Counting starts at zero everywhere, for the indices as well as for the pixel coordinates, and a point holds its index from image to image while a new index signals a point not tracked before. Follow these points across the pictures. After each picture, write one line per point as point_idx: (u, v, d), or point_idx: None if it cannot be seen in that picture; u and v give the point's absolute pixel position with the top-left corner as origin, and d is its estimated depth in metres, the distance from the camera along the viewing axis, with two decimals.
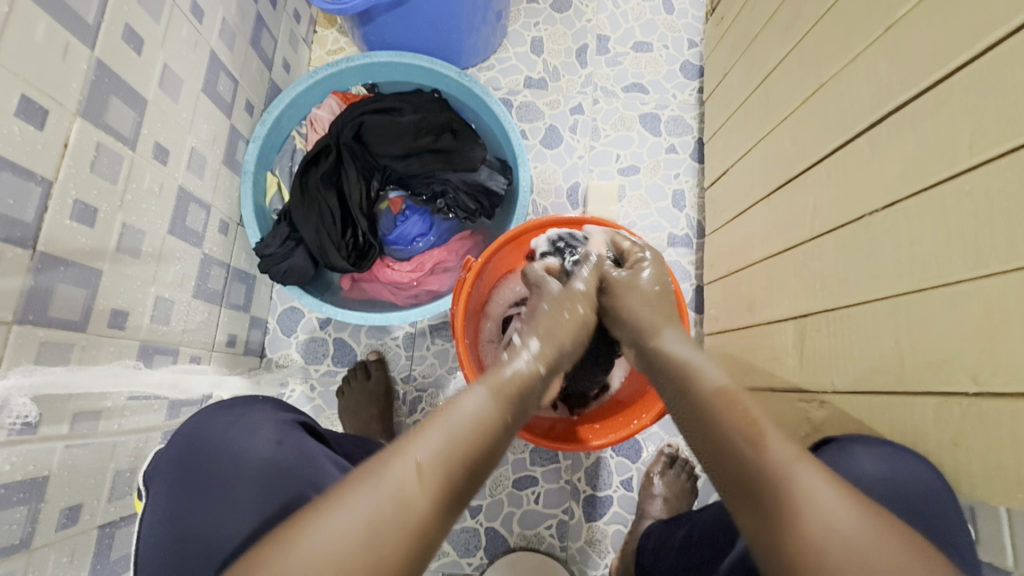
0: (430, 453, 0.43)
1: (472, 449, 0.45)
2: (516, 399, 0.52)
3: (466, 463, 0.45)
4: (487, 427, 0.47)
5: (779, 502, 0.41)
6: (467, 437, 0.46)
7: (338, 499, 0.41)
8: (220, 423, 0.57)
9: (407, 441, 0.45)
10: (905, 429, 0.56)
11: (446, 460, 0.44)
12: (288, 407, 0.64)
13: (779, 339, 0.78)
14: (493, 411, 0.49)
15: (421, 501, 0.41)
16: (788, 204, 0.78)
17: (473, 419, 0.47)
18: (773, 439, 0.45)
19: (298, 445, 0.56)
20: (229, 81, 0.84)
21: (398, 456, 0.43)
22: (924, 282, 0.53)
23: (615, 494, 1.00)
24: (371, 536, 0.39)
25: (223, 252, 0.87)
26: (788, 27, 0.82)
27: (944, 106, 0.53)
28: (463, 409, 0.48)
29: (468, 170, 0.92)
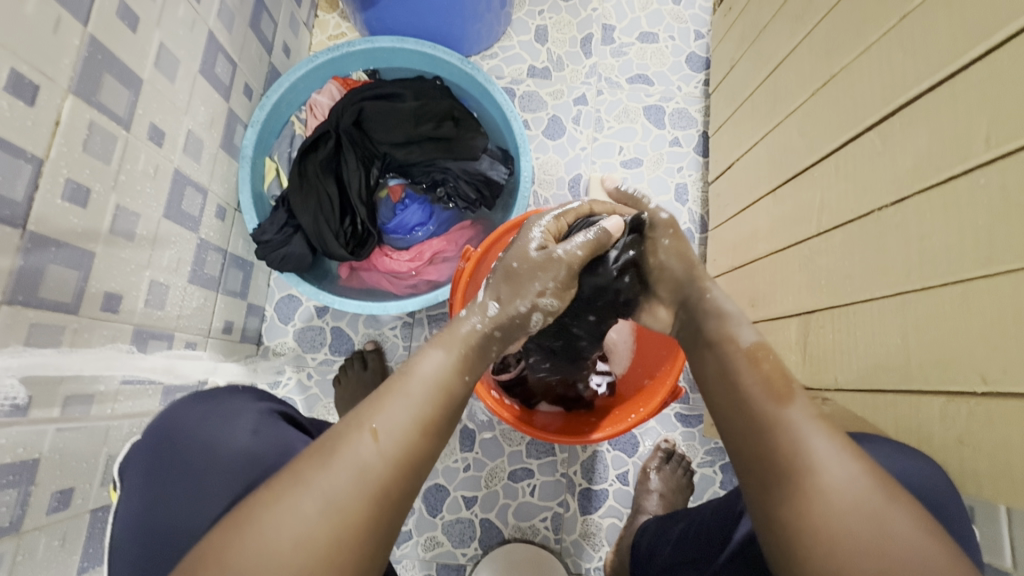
0: (388, 421, 0.43)
1: (432, 416, 0.46)
2: (475, 357, 0.52)
3: (425, 427, 0.45)
4: (446, 389, 0.48)
5: (790, 464, 0.41)
6: (424, 403, 0.46)
7: (294, 478, 0.39)
8: (192, 413, 0.57)
9: (363, 411, 0.44)
10: (909, 429, 0.55)
11: (405, 427, 0.43)
12: (265, 395, 0.63)
13: (782, 336, 0.77)
14: (452, 376, 0.49)
15: (382, 469, 0.41)
16: (794, 199, 0.77)
17: (431, 382, 0.47)
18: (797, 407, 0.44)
19: (276, 434, 0.56)
20: (227, 64, 0.83)
21: (354, 426, 0.42)
22: (932, 280, 0.52)
23: (610, 488, 1.00)
24: (333, 512, 0.38)
25: (220, 238, 0.86)
26: (799, 17, 0.80)
27: (959, 98, 0.51)
28: (421, 373, 0.48)
29: (469, 158, 0.91)
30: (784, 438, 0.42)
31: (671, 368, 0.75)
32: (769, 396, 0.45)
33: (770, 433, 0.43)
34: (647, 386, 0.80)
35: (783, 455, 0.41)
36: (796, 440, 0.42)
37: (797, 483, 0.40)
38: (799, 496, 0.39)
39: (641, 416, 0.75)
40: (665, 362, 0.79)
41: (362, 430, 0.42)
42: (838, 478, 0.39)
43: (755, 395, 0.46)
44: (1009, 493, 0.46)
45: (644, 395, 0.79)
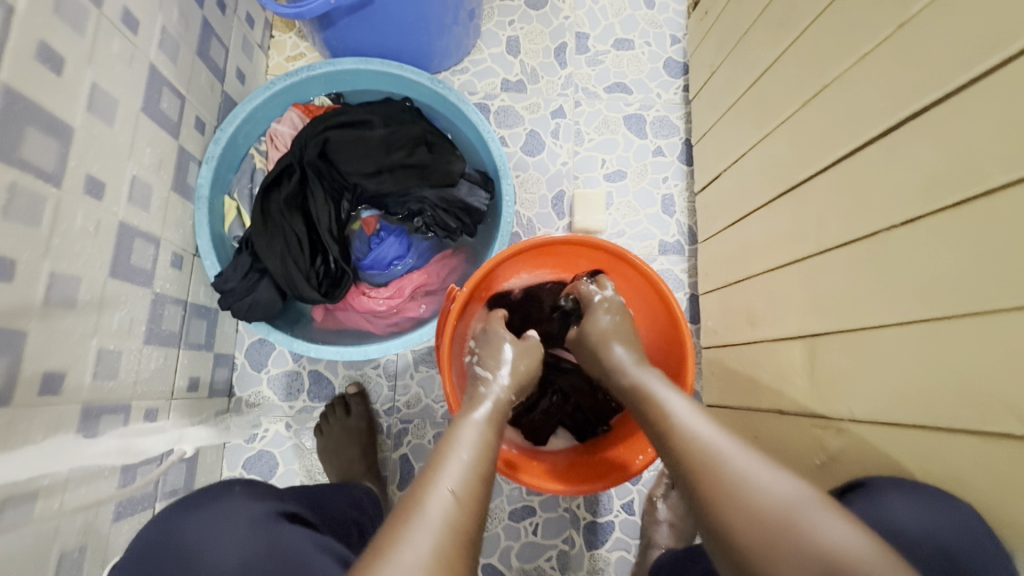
0: (456, 469, 0.46)
1: (487, 468, 0.48)
2: (501, 416, 0.56)
3: (484, 479, 0.47)
4: (491, 447, 0.51)
5: (704, 485, 0.44)
6: (474, 453, 0.48)
7: (394, 538, 0.40)
8: (199, 523, 0.52)
9: (431, 474, 0.45)
10: (936, 468, 0.51)
11: (472, 479, 0.46)
12: (264, 493, 0.58)
13: (785, 357, 0.73)
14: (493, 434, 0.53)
15: (462, 514, 0.43)
16: (791, 213, 0.73)
17: (478, 440, 0.50)
18: (691, 419, 0.50)
19: (283, 540, 0.52)
20: (174, 98, 0.76)
21: (429, 486, 0.44)
22: (954, 307, 0.49)
23: (616, 519, 0.96)
24: (443, 554, 0.39)
25: (179, 289, 0.78)
26: (782, 23, 0.77)
27: (970, 114, 0.48)
28: (467, 434, 0.51)
29: (447, 185, 0.85)
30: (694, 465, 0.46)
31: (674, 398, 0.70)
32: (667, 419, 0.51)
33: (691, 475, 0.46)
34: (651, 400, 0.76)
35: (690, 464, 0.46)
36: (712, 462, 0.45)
37: (706, 503, 0.44)
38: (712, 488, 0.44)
39: (652, 454, 0.70)
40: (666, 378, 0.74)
41: (436, 485, 0.44)
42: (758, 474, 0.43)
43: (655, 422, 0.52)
44: None
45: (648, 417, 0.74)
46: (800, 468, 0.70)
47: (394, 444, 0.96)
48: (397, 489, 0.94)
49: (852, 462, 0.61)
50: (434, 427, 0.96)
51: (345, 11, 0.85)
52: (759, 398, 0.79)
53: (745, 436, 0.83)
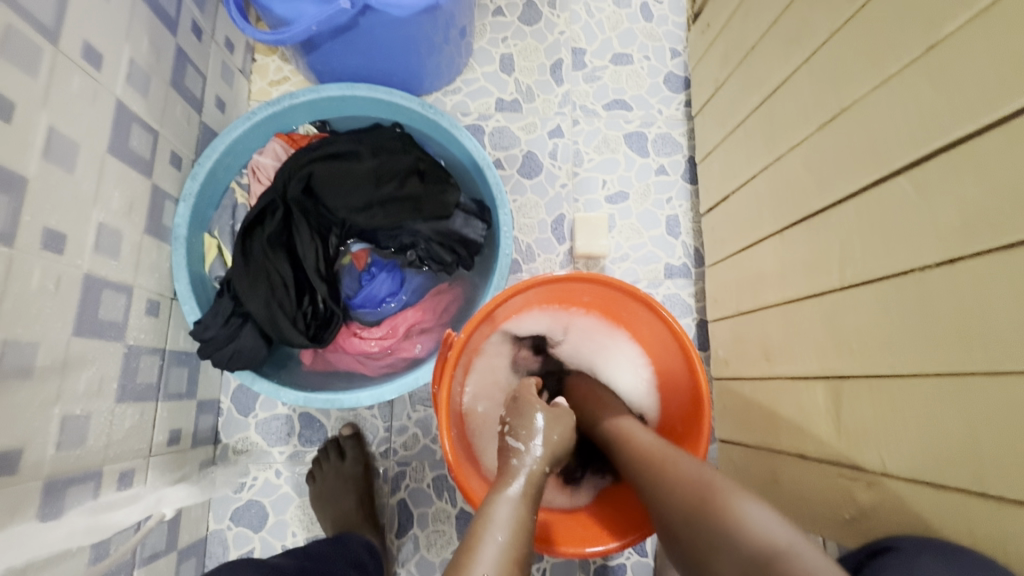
0: (491, 550, 0.47)
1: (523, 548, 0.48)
2: (536, 494, 0.54)
3: (517, 565, 0.47)
4: (526, 528, 0.50)
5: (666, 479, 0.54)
6: (510, 534, 0.49)
7: None
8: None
9: (463, 560, 0.46)
10: (988, 538, 0.46)
11: (507, 562, 0.46)
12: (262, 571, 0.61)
13: (807, 398, 0.68)
14: (526, 511, 0.52)
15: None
16: (809, 243, 0.68)
17: (512, 520, 0.50)
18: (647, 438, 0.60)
19: None
20: (146, 134, 0.71)
21: (462, 574, 0.45)
22: (1004, 362, 0.44)
23: (628, 562, 0.90)
24: None
25: (156, 337, 0.73)
26: (793, 39, 0.72)
27: (1018, 148, 0.43)
28: (501, 514, 0.50)
29: (440, 217, 0.80)
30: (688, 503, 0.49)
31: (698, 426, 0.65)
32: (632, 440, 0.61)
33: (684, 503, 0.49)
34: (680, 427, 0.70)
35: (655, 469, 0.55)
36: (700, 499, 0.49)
37: (668, 500, 0.52)
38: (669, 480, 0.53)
39: None
40: (687, 411, 0.69)
41: (471, 565, 0.45)
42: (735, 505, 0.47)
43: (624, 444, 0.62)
44: None
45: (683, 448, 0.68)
46: (826, 519, 0.65)
47: (391, 489, 0.90)
48: (395, 537, 0.89)
49: (887, 519, 0.56)
50: (433, 470, 0.91)
51: (328, 35, 0.80)
52: (778, 438, 0.74)
53: (765, 478, 0.77)
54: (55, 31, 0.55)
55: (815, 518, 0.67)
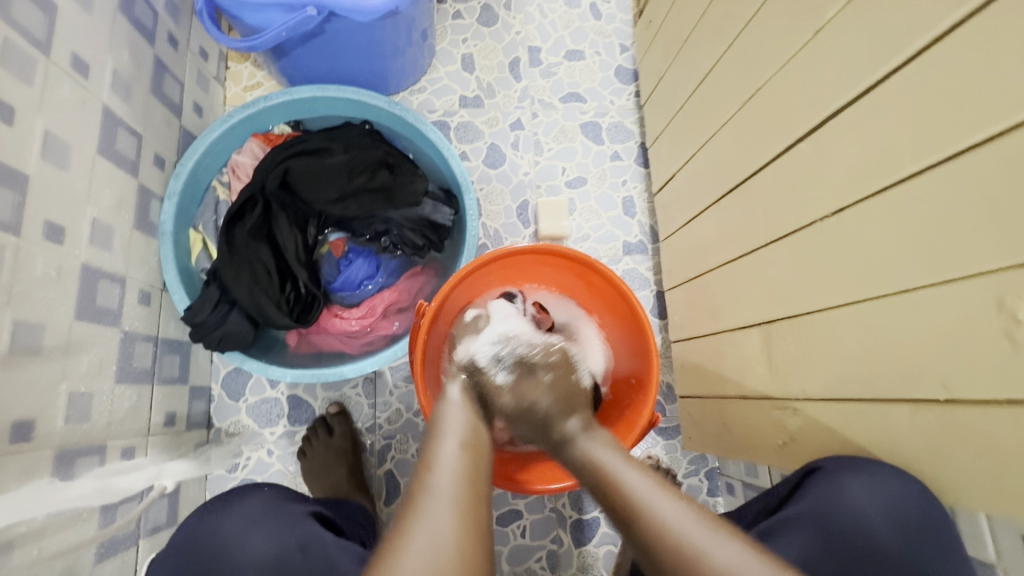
0: (448, 456, 0.51)
1: (475, 440, 0.54)
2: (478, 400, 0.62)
3: (467, 451, 0.52)
4: (472, 424, 0.56)
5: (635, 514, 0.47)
6: (463, 433, 0.54)
7: (404, 518, 0.44)
8: (236, 521, 0.61)
9: (422, 462, 0.51)
10: (881, 440, 0.55)
11: (462, 448, 0.52)
12: (293, 498, 0.67)
13: (744, 346, 0.77)
14: (471, 415, 0.58)
15: (463, 489, 0.47)
16: (737, 209, 0.77)
17: (459, 421, 0.56)
18: (622, 463, 0.52)
19: (304, 531, 0.61)
20: (131, 138, 0.76)
21: (420, 472, 0.49)
22: (878, 289, 0.53)
23: (601, 515, 0.98)
24: (450, 526, 0.43)
25: (149, 325, 0.79)
26: (716, 30, 0.81)
27: (880, 111, 0.52)
28: (450, 421, 0.56)
29: (410, 205, 0.87)
30: (640, 514, 0.46)
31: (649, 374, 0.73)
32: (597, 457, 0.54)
33: (619, 500, 0.48)
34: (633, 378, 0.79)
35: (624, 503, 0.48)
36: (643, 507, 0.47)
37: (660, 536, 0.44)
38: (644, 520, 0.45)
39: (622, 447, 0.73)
40: (638, 368, 0.78)
41: (432, 470, 0.49)
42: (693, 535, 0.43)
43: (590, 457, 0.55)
44: (987, 501, 0.46)
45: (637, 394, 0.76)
46: (764, 450, 0.73)
47: (378, 461, 0.97)
48: (385, 505, 0.95)
49: (809, 440, 0.65)
50: (417, 441, 0.97)
51: (298, 41, 0.86)
52: (724, 386, 0.82)
53: (716, 424, 0.86)
54: (46, 43, 0.61)
55: (755, 452, 0.76)
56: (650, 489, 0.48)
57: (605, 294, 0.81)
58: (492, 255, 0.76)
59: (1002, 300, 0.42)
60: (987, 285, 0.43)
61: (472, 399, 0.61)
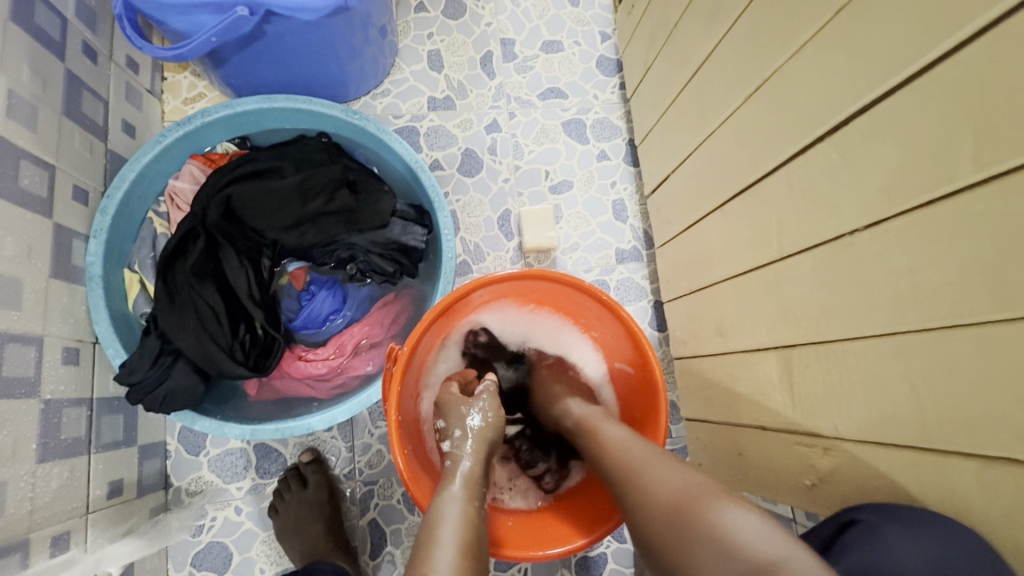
0: (447, 552, 0.46)
1: (474, 540, 0.49)
2: (478, 484, 0.55)
3: (469, 555, 0.47)
4: (474, 517, 0.51)
5: (637, 484, 0.52)
6: (460, 527, 0.49)
7: None
8: None
9: (413, 563, 0.46)
10: (933, 492, 0.47)
11: (459, 544, 0.48)
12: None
13: (760, 370, 0.68)
14: (473, 507, 0.52)
15: None
16: (745, 217, 0.68)
17: (461, 514, 0.51)
18: (613, 436, 0.59)
19: None
20: (40, 171, 0.65)
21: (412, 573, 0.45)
22: (932, 320, 0.44)
23: (608, 550, 0.90)
24: None
25: (80, 386, 0.68)
26: (710, 14, 0.72)
27: (924, 108, 0.43)
28: (447, 512, 0.51)
29: (377, 227, 0.77)
30: (643, 484, 0.51)
31: (654, 434, 0.64)
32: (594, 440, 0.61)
33: (618, 466, 0.55)
34: (638, 413, 0.70)
35: (630, 471, 0.54)
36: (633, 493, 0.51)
37: (648, 503, 0.50)
38: (642, 486, 0.51)
39: None
40: (642, 402, 0.69)
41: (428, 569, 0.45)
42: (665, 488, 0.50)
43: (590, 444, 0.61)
44: None
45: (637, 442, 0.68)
46: (789, 487, 0.65)
47: (360, 510, 0.87)
48: (370, 558, 0.86)
49: (844, 483, 0.56)
50: (402, 485, 0.88)
51: (235, 46, 0.75)
52: (738, 412, 0.74)
53: (729, 451, 0.78)
54: None
55: (775, 486, 0.68)
56: (635, 451, 0.55)
57: (599, 320, 0.72)
58: (463, 290, 0.65)
59: None
60: None
61: (472, 481, 0.55)
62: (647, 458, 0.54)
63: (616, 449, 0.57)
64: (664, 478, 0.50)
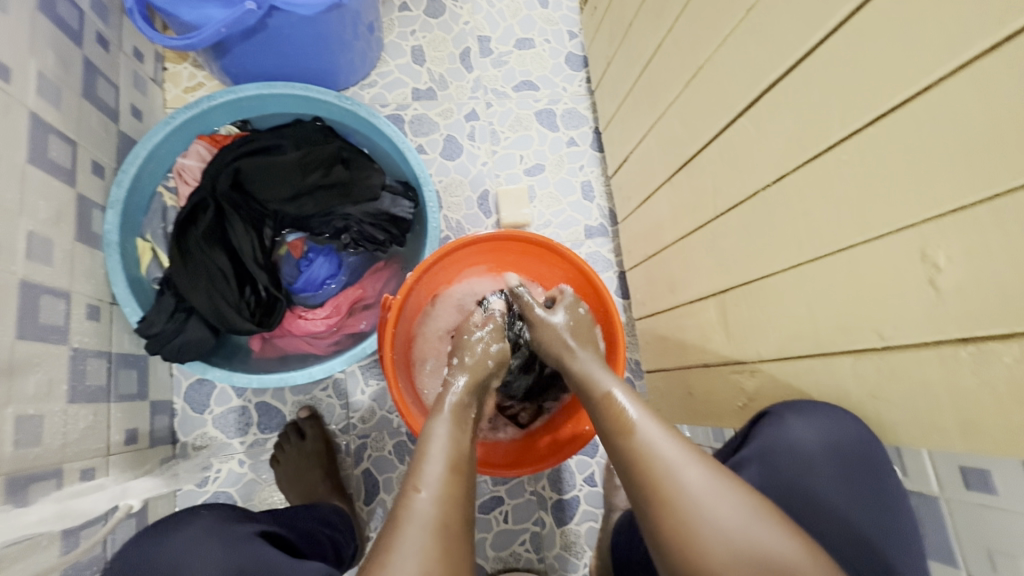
0: (434, 473, 0.51)
1: (459, 458, 0.54)
2: (465, 416, 0.61)
3: (455, 468, 0.53)
4: (462, 447, 0.56)
5: (664, 491, 0.48)
6: (447, 448, 0.54)
7: (395, 533, 0.46)
8: (186, 538, 0.58)
9: (410, 478, 0.51)
10: (830, 391, 0.59)
11: (446, 469, 0.52)
12: (237, 517, 0.64)
13: (703, 316, 0.80)
14: (461, 435, 0.57)
15: (446, 510, 0.48)
16: (687, 186, 0.80)
17: (450, 442, 0.55)
18: (646, 423, 0.54)
19: (253, 552, 0.58)
20: (65, 146, 0.73)
21: (407, 490, 0.50)
22: (819, 250, 0.56)
23: (580, 493, 1.00)
24: (437, 533, 0.46)
25: (101, 340, 0.76)
26: (658, 13, 0.83)
27: (810, 83, 0.55)
28: (438, 440, 0.55)
29: (369, 200, 0.86)
30: (667, 497, 0.48)
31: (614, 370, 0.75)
32: (623, 421, 0.55)
33: (642, 471, 0.50)
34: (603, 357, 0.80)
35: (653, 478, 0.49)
36: (638, 446, 0.52)
37: (674, 527, 0.47)
38: (670, 505, 0.48)
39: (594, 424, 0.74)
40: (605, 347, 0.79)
41: (419, 490, 0.50)
42: (708, 503, 0.47)
43: (613, 419, 0.56)
44: (923, 438, 0.49)
45: None
46: (727, 413, 0.77)
47: (355, 461, 0.96)
48: (364, 503, 0.95)
49: (767, 399, 0.68)
50: (393, 437, 0.97)
51: (239, 37, 0.84)
52: (688, 356, 0.85)
53: (682, 393, 0.89)
54: None
55: (718, 414, 0.79)
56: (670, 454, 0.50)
57: (570, 277, 0.82)
58: (458, 241, 0.75)
59: (926, 251, 0.45)
60: (911, 239, 0.46)
61: (461, 414, 0.60)
62: (677, 461, 0.50)
63: (645, 443, 0.52)
64: (698, 506, 0.47)
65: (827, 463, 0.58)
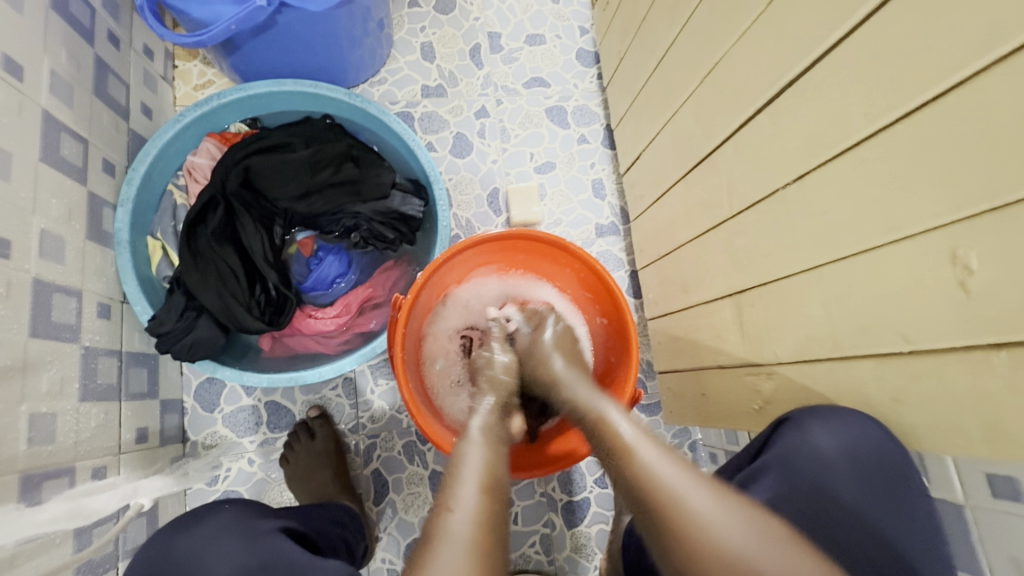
0: (470, 495, 0.51)
1: (495, 481, 0.54)
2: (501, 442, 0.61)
3: (490, 491, 0.52)
4: (496, 469, 0.55)
5: (667, 507, 0.48)
6: (483, 471, 0.54)
7: (429, 552, 0.46)
8: (209, 531, 0.58)
9: (443, 500, 0.51)
10: (851, 395, 0.57)
11: (483, 492, 0.52)
12: (260, 514, 0.63)
13: (717, 317, 0.78)
14: (495, 458, 0.57)
15: (480, 529, 0.48)
16: (702, 183, 0.78)
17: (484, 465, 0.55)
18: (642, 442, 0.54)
19: (274, 547, 0.57)
20: (76, 144, 0.72)
21: (440, 511, 0.50)
22: (841, 250, 0.54)
23: (591, 495, 0.99)
24: (471, 551, 0.46)
25: (112, 339, 0.76)
26: (672, 8, 0.81)
27: (832, 78, 0.53)
28: (473, 463, 0.55)
29: (379, 198, 0.86)
30: (669, 512, 0.47)
31: (627, 371, 0.73)
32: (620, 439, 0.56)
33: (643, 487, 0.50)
34: (616, 359, 0.79)
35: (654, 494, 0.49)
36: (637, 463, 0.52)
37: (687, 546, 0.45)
38: (674, 520, 0.47)
39: None
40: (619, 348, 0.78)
41: (452, 510, 0.49)
42: (710, 520, 0.46)
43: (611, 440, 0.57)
44: (949, 445, 0.48)
45: (614, 382, 0.77)
46: (743, 415, 0.75)
47: (364, 461, 0.95)
48: (373, 504, 0.94)
49: (784, 402, 0.66)
50: (402, 437, 0.96)
51: (248, 34, 0.83)
52: (701, 357, 0.84)
53: (695, 395, 0.88)
54: None
55: (733, 416, 0.78)
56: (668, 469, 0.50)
57: (580, 276, 0.81)
58: (468, 241, 0.74)
59: (956, 252, 0.43)
60: (940, 239, 0.44)
61: (495, 439, 0.61)
62: (674, 477, 0.50)
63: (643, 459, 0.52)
64: (705, 522, 0.46)
65: (849, 468, 0.56)
